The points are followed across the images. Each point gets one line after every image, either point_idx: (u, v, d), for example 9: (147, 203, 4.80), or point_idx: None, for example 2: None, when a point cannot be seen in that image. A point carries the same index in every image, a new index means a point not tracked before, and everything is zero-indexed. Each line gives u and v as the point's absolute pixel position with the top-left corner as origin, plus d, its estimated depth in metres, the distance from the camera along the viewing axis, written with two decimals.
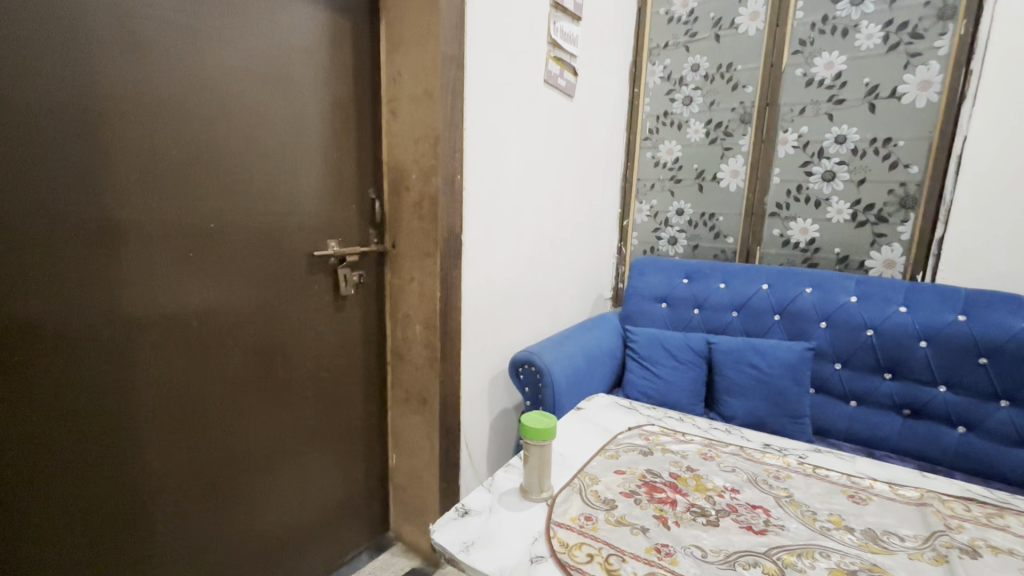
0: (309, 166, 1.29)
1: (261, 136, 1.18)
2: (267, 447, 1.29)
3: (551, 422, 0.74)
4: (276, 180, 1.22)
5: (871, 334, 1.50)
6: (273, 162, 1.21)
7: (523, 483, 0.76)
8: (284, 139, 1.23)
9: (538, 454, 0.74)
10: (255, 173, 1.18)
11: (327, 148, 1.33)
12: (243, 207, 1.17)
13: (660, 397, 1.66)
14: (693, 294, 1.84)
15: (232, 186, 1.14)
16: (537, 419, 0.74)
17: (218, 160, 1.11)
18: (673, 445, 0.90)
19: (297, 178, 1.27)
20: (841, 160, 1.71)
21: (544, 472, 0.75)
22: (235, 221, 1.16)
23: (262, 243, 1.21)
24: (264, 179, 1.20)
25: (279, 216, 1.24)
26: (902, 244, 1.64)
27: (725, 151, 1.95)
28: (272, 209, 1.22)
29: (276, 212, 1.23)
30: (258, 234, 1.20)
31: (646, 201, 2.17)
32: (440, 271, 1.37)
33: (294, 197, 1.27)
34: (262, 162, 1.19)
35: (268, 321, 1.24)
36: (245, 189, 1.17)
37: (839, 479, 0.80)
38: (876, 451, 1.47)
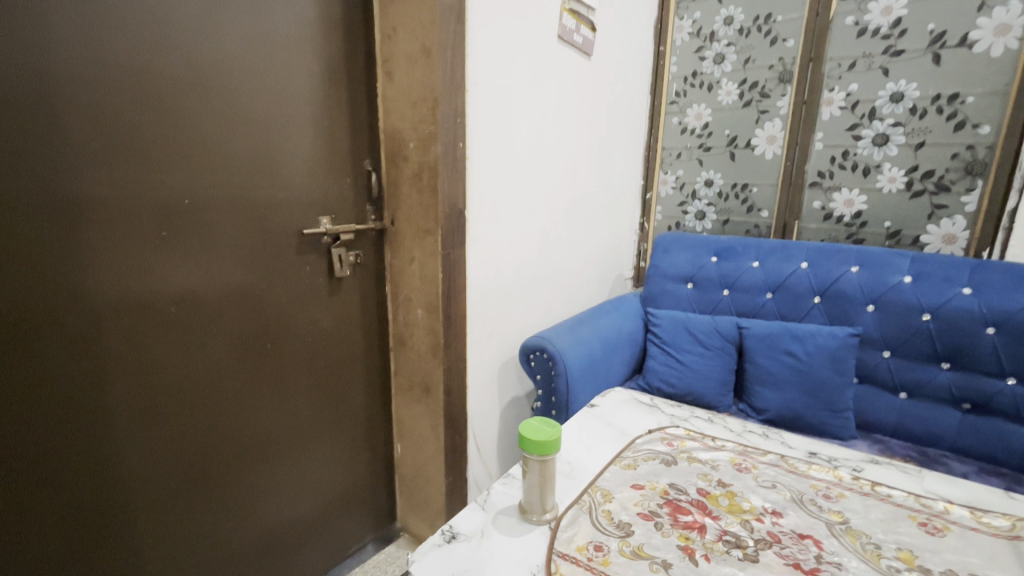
0: (296, 134, 1.16)
1: (241, 101, 1.06)
2: (259, 440, 1.20)
3: (553, 432, 0.62)
4: (261, 151, 1.10)
5: (928, 319, 1.33)
6: (256, 130, 1.09)
7: (522, 502, 0.65)
8: (267, 104, 1.10)
9: (539, 470, 0.62)
10: (236, 143, 1.06)
11: (317, 115, 1.20)
12: (223, 180, 1.05)
13: (684, 386, 1.53)
14: (723, 273, 1.68)
15: (209, 158, 1.03)
16: (536, 428, 0.62)
17: (192, 128, 0.99)
18: (701, 452, 0.77)
19: (284, 148, 1.14)
20: (896, 122, 1.51)
21: (547, 491, 0.63)
22: (215, 196, 1.04)
23: (247, 220, 1.10)
24: (246, 149, 1.08)
25: (265, 191, 1.13)
26: (965, 216, 1.45)
27: (761, 114, 1.75)
28: (256, 183, 1.11)
29: (260, 186, 1.11)
30: (240, 211, 1.09)
31: (671, 171, 1.99)
32: (442, 251, 1.25)
33: (281, 169, 1.15)
34: (242, 130, 1.07)
35: (255, 305, 1.15)
36: (226, 159, 1.05)
37: (904, 500, 0.66)
38: (930, 449, 1.32)
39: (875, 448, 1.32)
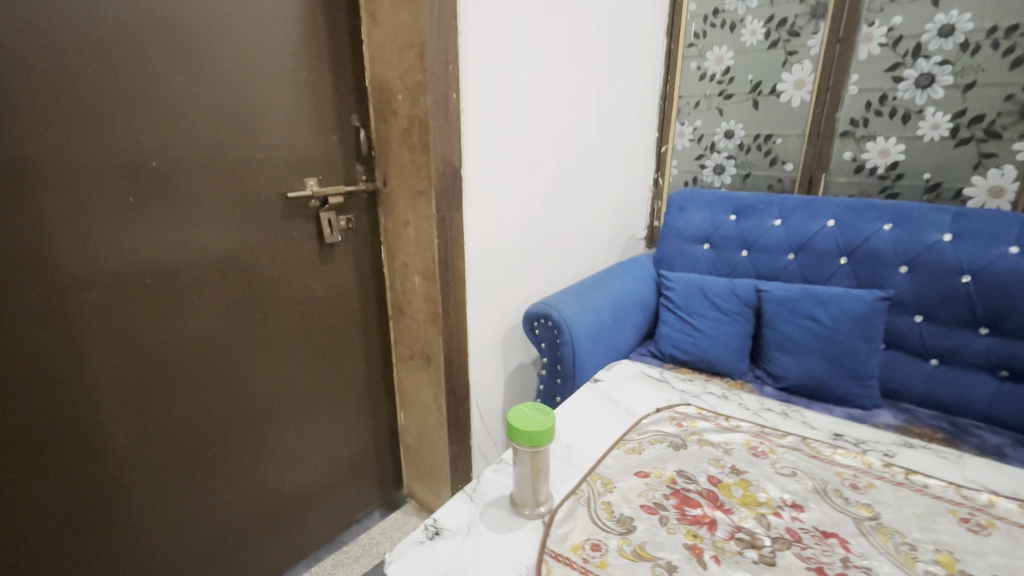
0: (273, 86, 1.06)
1: (208, 51, 0.95)
2: (254, 412, 1.17)
3: (545, 419, 0.55)
4: (234, 106, 1.01)
5: (967, 281, 1.22)
6: (228, 83, 0.99)
7: (513, 493, 0.59)
8: (239, 53, 1.00)
9: (530, 459, 0.56)
10: (204, 99, 0.96)
11: (294, 64, 1.09)
12: (193, 139, 0.96)
13: (697, 352, 1.47)
14: (742, 233, 1.57)
15: (175, 114, 0.93)
16: (526, 415, 0.56)
17: (152, 81, 0.89)
18: (713, 434, 0.70)
19: (259, 103, 1.04)
20: (943, 59, 1.35)
21: (541, 482, 0.57)
22: (185, 157, 0.96)
23: (223, 182, 1.02)
24: (217, 104, 0.98)
25: (242, 150, 1.04)
26: (1016, 166, 1.30)
27: (789, 56, 1.59)
28: (230, 141, 1.02)
29: (236, 145, 1.03)
30: (216, 173, 1.01)
31: (688, 121, 1.84)
32: (437, 213, 1.16)
33: (259, 125, 1.05)
34: (210, 84, 0.97)
35: (241, 274, 1.09)
36: (194, 116, 0.96)
37: (943, 492, 0.59)
38: (960, 418, 1.24)
39: (901, 418, 1.24)
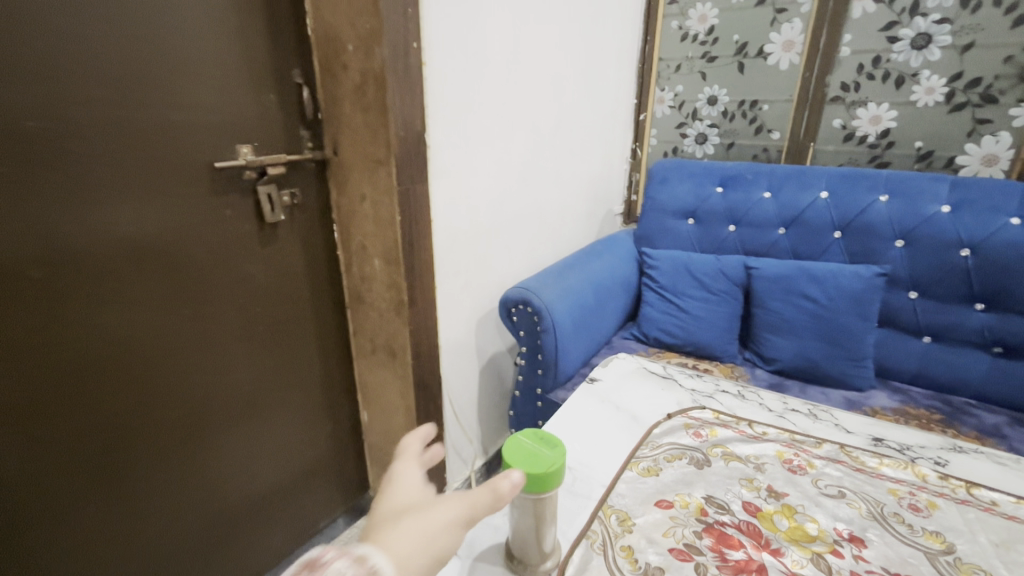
0: (191, 29, 0.83)
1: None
2: (188, 421, 0.97)
3: (552, 456, 0.44)
4: (138, 51, 0.78)
5: (966, 255, 1.16)
6: (125, 19, 0.75)
7: (512, 546, 0.47)
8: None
9: (531, 502, 0.44)
10: (92, 39, 0.73)
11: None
12: (81, 92, 0.73)
13: (684, 334, 1.38)
14: (729, 206, 1.47)
15: (58, 60, 0.71)
16: (526, 450, 0.45)
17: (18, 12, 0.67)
18: (739, 445, 0.59)
19: (174, 48, 0.81)
20: (942, 18, 1.26)
21: (546, 531, 0.45)
22: (71, 116, 0.73)
23: (133, 151, 0.80)
24: (114, 47, 0.75)
25: (156, 109, 0.81)
26: (1012, 133, 1.24)
27: (778, 14, 1.47)
28: (137, 97, 0.79)
29: (146, 101, 0.80)
30: (121, 139, 0.79)
31: (669, 87, 1.72)
32: (398, 186, 0.99)
33: (177, 79, 0.83)
34: (100, 20, 0.73)
35: (163, 264, 0.87)
36: (79, 62, 0.73)
37: (1015, 511, 0.50)
38: (953, 397, 1.20)
39: (896, 399, 1.19)
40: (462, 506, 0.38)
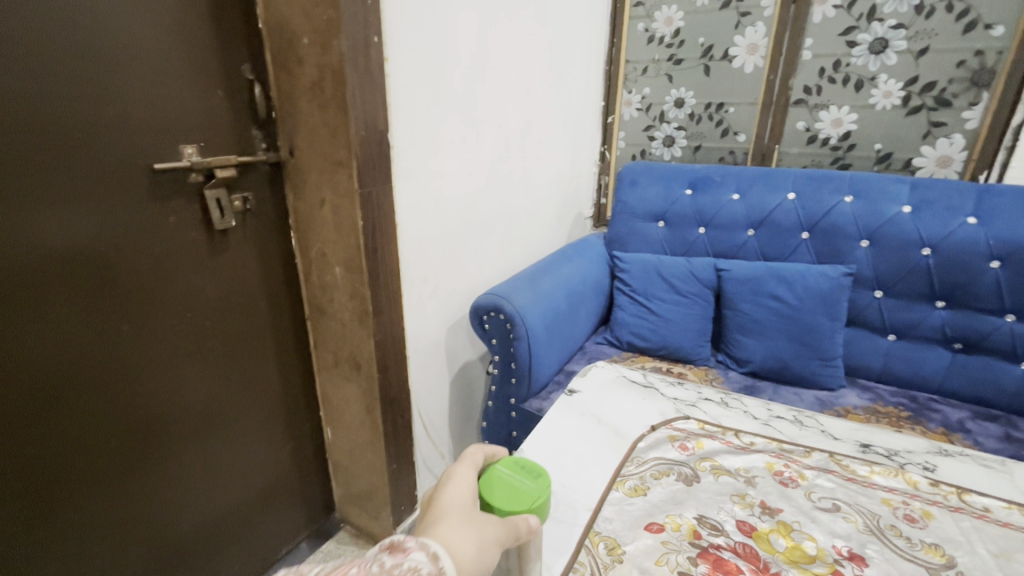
0: (125, 15, 0.74)
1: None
2: (129, 448, 0.86)
3: (534, 487, 0.43)
4: (64, 37, 0.69)
5: (927, 254, 1.19)
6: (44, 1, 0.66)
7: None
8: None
9: (517, 555, 0.41)
10: (4, 21, 0.64)
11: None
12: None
13: (658, 338, 1.36)
14: (698, 209, 1.47)
15: None
16: (510, 486, 0.43)
17: None
18: (727, 458, 0.56)
19: (104, 34, 0.72)
20: (898, 23, 1.29)
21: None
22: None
23: (60, 149, 0.71)
24: (35, 30, 0.66)
25: (86, 102, 0.72)
26: (965, 135, 1.29)
27: (741, 18, 1.48)
28: (61, 88, 0.70)
29: (75, 94, 0.71)
30: (43, 136, 0.69)
31: (636, 89, 1.71)
32: (360, 188, 0.93)
33: (109, 70, 0.74)
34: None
35: (95, 275, 0.77)
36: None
37: (1008, 516, 0.49)
38: (917, 393, 1.23)
39: (866, 397, 1.21)
40: (503, 528, 0.39)
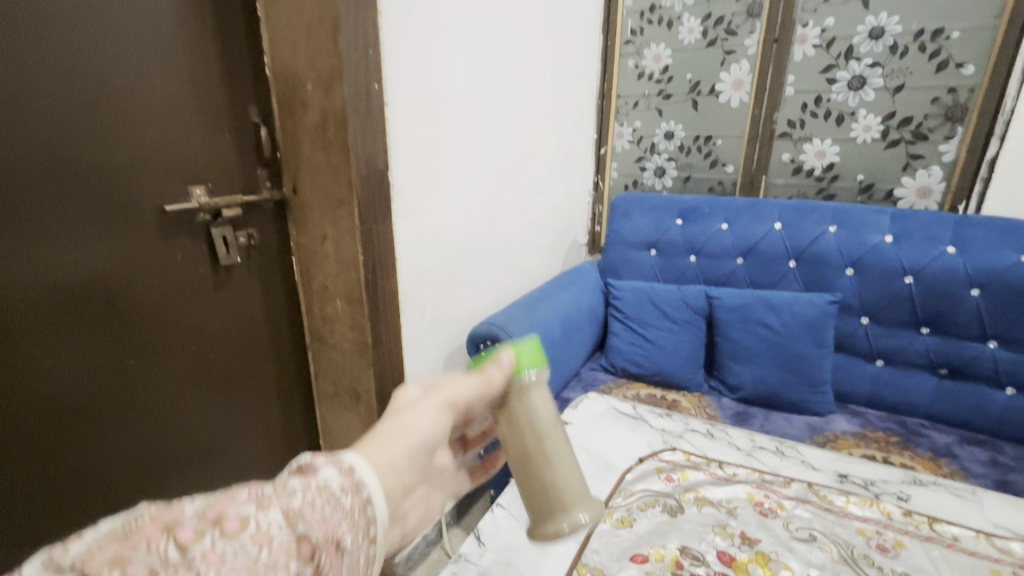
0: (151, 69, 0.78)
1: (22, 2, 0.64)
2: (131, 480, 0.87)
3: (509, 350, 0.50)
4: (82, 84, 0.71)
5: (909, 282, 1.22)
6: (74, 58, 0.70)
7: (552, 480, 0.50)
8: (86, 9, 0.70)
9: (536, 440, 0.50)
10: (43, 81, 0.68)
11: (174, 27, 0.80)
12: (24, 135, 0.67)
13: (651, 364, 1.39)
14: (688, 237, 1.51)
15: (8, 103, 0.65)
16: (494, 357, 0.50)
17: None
18: (710, 489, 0.59)
19: (116, 79, 0.74)
20: (874, 62, 1.36)
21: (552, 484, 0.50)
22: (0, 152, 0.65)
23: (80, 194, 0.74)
24: (51, 79, 0.68)
25: (110, 150, 0.75)
26: (942, 167, 1.34)
27: (726, 55, 1.55)
28: (76, 133, 0.72)
29: (101, 144, 0.74)
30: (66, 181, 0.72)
31: (627, 122, 1.78)
32: (362, 226, 0.94)
33: (134, 121, 0.77)
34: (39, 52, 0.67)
35: (103, 312, 0.79)
36: (8, 96, 0.65)
37: (975, 546, 0.51)
38: (906, 418, 1.25)
39: (856, 423, 1.23)
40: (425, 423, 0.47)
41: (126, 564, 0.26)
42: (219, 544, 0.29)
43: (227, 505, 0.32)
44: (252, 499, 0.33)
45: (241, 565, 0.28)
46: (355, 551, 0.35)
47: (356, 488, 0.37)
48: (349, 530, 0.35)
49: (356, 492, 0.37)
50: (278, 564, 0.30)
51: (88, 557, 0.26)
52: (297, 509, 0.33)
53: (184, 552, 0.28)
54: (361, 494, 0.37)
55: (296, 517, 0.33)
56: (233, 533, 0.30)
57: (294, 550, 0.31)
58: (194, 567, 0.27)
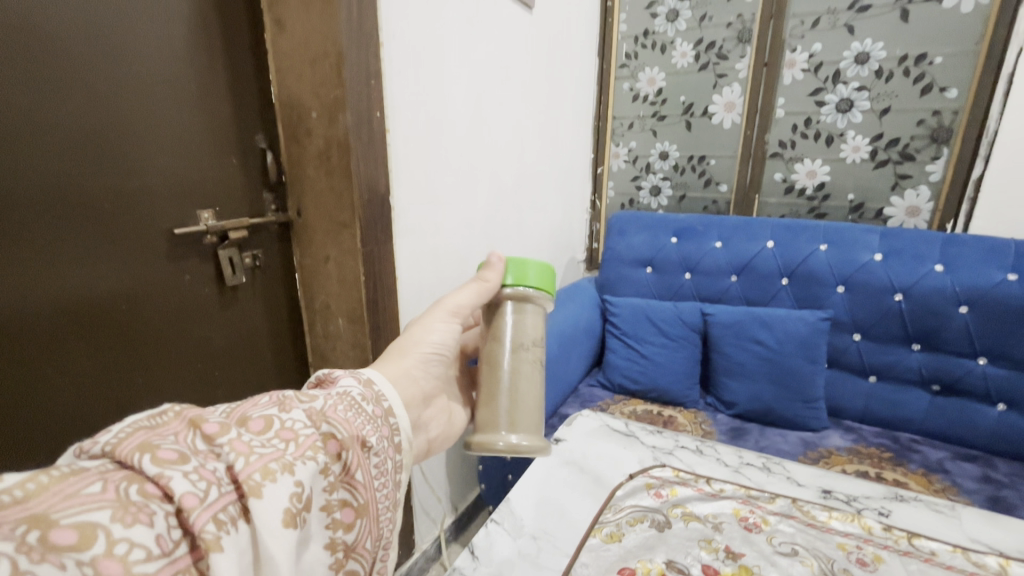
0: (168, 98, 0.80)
1: (54, 37, 0.67)
2: None
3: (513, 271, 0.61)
4: (83, 114, 0.71)
5: (899, 299, 1.25)
6: (99, 87, 0.72)
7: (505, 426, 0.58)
8: (89, 42, 0.70)
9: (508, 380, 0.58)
10: (68, 108, 0.69)
11: (177, 59, 0.81)
12: (49, 160, 0.69)
13: (648, 380, 1.41)
14: (683, 255, 1.54)
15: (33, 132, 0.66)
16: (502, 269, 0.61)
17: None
18: (697, 504, 0.61)
19: (131, 110, 0.76)
20: (861, 86, 1.40)
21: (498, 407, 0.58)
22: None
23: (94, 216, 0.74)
24: (53, 111, 0.68)
25: (129, 175, 0.77)
26: (930, 187, 1.37)
27: (718, 78, 1.60)
28: (79, 165, 0.72)
29: (120, 168, 0.76)
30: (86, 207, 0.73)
31: (623, 142, 1.83)
32: (363, 248, 0.96)
33: (152, 146, 0.79)
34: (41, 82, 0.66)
35: (110, 334, 0.78)
36: (37, 123, 0.67)
37: (952, 559, 0.53)
38: (900, 434, 1.26)
39: (849, 438, 1.24)
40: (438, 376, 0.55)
41: (160, 448, 0.33)
42: (245, 438, 0.36)
43: (252, 410, 0.39)
44: (273, 405, 0.41)
45: (267, 456, 0.36)
46: (377, 451, 0.45)
47: (375, 399, 0.48)
48: (371, 432, 0.44)
49: (375, 402, 0.48)
50: (304, 455, 0.38)
51: (122, 440, 0.32)
52: (317, 415, 0.41)
53: (214, 442, 0.35)
54: (381, 405, 0.48)
55: (316, 422, 0.41)
56: (260, 431, 0.38)
57: (316, 446, 0.39)
58: (224, 456, 0.34)
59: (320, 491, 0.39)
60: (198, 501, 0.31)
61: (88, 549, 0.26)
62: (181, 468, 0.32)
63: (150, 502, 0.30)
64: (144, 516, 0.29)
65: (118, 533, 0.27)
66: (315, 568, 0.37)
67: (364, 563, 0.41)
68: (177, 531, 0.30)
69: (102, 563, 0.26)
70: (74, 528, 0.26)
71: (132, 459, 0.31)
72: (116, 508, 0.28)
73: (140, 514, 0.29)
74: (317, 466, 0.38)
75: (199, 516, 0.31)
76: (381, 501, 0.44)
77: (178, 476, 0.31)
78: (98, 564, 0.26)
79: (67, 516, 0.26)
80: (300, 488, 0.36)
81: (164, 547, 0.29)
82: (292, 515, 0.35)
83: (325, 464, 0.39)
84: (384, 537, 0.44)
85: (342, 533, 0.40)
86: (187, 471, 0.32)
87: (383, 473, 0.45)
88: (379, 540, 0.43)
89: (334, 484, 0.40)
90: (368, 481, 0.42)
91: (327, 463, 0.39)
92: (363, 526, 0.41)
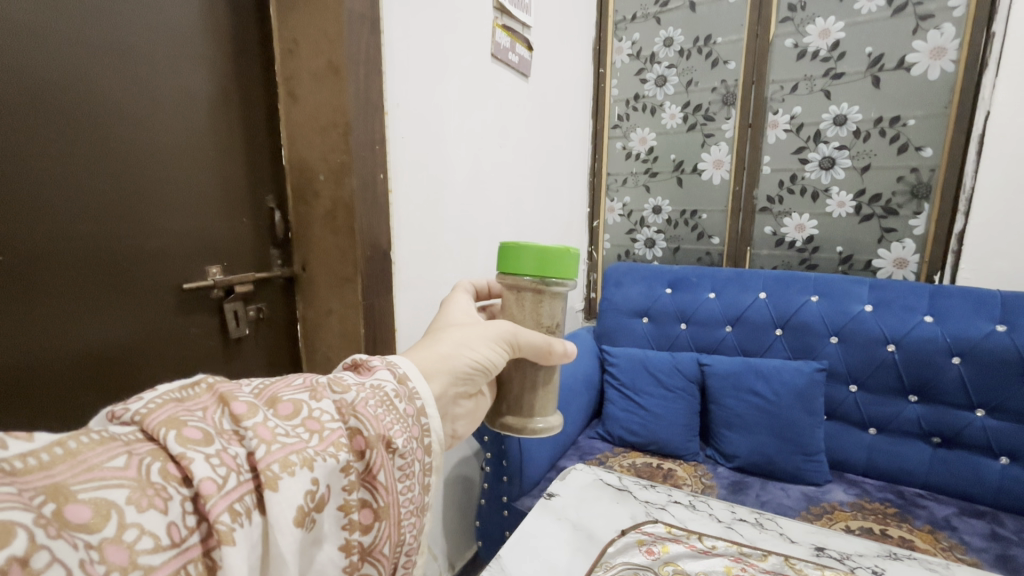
0: (190, 148, 0.85)
1: (93, 90, 0.73)
2: None
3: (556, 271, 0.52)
4: (102, 181, 0.75)
5: (893, 350, 1.26)
6: (130, 128, 0.77)
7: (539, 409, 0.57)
8: (107, 116, 0.75)
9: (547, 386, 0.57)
10: (101, 149, 0.74)
11: (199, 117, 0.87)
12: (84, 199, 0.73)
13: (645, 432, 1.40)
14: (679, 306, 1.57)
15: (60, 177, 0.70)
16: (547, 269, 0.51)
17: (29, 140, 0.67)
18: (689, 561, 0.61)
19: (159, 158, 0.81)
20: (841, 145, 1.48)
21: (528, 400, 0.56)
22: (28, 234, 0.68)
23: (117, 268, 0.78)
24: (88, 152, 0.73)
25: (151, 218, 0.81)
26: (915, 240, 1.41)
27: (706, 138, 1.69)
28: (107, 206, 0.76)
29: (144, 211, 0.80)
30: (108, 256, 0.76)
31: (619, 197, 1.90)
32: (364, 302, 0.99)
33: (173, 192, 0.84)
34: (60, 154, 0.70)
35: (113, 383, 0.79)
36: (78, 164, 0.72)
37: None
38: (905, 489, 1.24)
39: (853, 493, 1.22)
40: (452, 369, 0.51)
41: (186, 425, 0.32)
42: (269, 425, 0.35)
43: (282, 390, 0.39)
44: (306, 389, 0.40)
45: (290, 447, 0.35)
46: (404, 453, 0.42)
47: (409, 397, 0.45)
48: (400, 433, 0.42)
49: (409, 401, 0.44)
50: (325, 451, 0.36)
51: (151, 412, 0.32)
52: (346, 408, 0.40)
53: (240, 424, 0.34)
54: (415, 403, 0.45)
55: (344, 416, 0.40)
56: (287, 415, 0.37)
57: (339, 442, 0.37)
58: (246, 443, 0.34)
59: (339, 491, 0.37)
60: (215, 490, 0.30)
61: (98, 532, 0.25)
62: (203, 450, 0.31)
63: (168, 486, 0.29)
64: (159, 502, 0.28)
65: (130, 517, 0.27)
66: (325, 570, 0.36)
67: (381, 569, 0.39)
68: (191, 519, 0.29)
69: (109, 550, 0.25)
70: (89, 504, 0.26)
71: (159, 433, 0.31)
72: (134, 489, 0.28)
73: (154, 499, 0.28)
74: (337, 464, 0.37)
75: (215, 504, 0.29)
76: (405, 505, 0.42)
77: (199, 460, 0.30)
78: (105, 549, 0.25)
79: (85, 490, 0.26)
80: (315, 487, 0.35)
81: (173, 538, 0.28)
82: (302, 515, 0.33)
83: (346, 463, 0.37)
84: (406, 543, 0.43)
85: (358, 535, 0.38)
86: (208, 454, 0.31)
87: (408, 476, 0.43)
88: (399, 544, 0.42)
89: (352, 486, 0.38)
90: (391, 484, 0.40)
91: (348, 462, 0.38)
92: (382, 530, 0.39)
